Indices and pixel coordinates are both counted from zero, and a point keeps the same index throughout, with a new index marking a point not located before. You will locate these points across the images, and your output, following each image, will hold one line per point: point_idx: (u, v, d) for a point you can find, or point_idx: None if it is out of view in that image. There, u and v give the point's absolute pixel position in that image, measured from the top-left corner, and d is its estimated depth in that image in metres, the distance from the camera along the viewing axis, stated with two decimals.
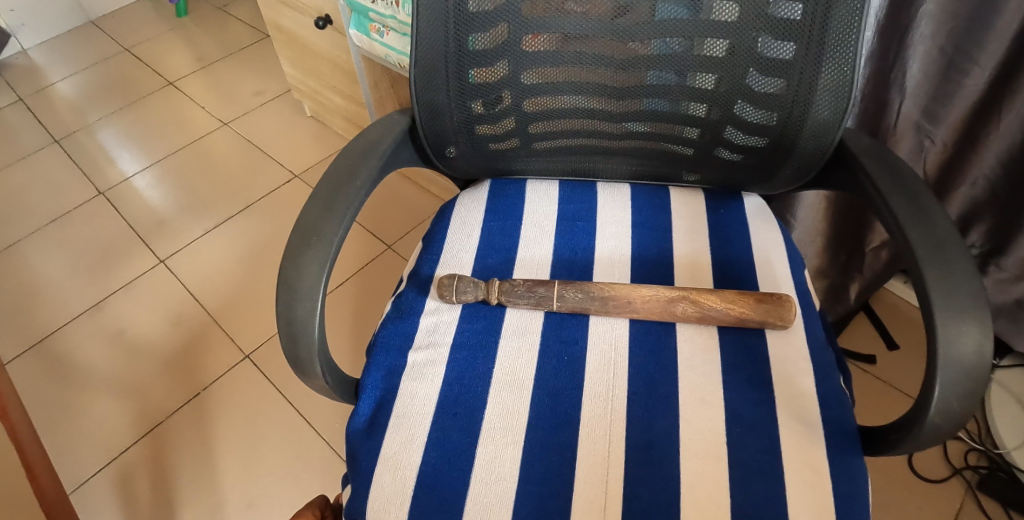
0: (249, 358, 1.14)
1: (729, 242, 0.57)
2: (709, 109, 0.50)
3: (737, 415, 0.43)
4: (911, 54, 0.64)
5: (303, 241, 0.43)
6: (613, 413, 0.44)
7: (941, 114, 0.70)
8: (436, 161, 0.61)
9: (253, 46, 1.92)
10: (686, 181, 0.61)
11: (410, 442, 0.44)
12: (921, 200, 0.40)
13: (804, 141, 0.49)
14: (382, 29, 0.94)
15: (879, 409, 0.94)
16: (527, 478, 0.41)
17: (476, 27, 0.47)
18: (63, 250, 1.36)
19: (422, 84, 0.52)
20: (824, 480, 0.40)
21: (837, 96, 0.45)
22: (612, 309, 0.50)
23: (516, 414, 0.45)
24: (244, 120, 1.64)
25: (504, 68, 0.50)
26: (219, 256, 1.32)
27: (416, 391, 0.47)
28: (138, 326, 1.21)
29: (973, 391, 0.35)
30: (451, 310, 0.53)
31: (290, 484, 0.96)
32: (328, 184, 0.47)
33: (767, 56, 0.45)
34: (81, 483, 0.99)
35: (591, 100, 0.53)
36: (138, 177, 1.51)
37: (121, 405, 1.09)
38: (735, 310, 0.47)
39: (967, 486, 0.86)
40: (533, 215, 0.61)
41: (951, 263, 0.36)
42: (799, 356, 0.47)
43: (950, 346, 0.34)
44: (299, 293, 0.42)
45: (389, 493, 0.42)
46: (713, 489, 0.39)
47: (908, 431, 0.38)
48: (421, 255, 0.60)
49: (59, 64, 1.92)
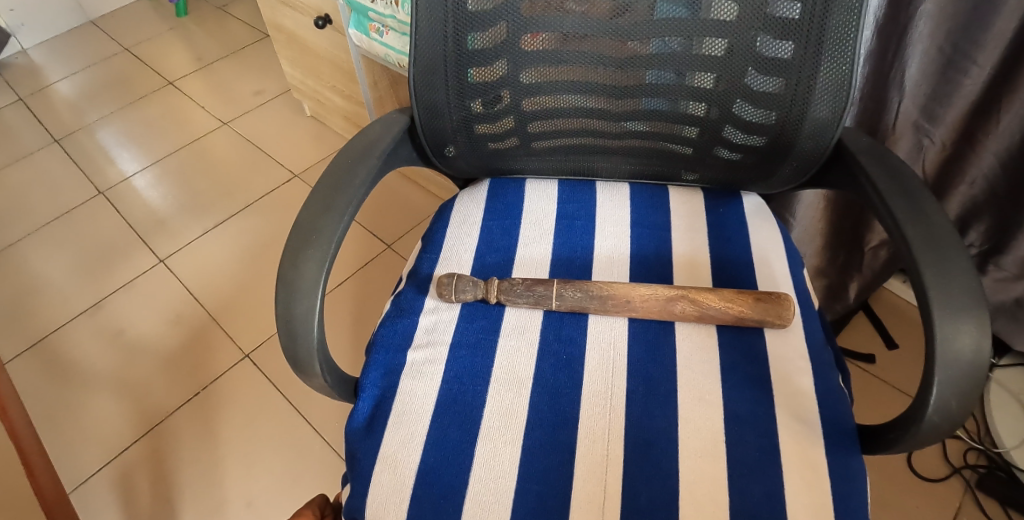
0: (249, 357, 1.14)
1: (728, 241, 0.57)
2: (708, 108, 0.50)
3: (735, 414, 0.43)
4: (910, 54, 0.64)
5: (302, 239, 0.43)
6: (612, 412, 0.44)
7: (940, 113, 0.70)
8: (435, 160, 0.61)
9: (253, 45, 1.92)
10: (685, 180, 0.61)
11: (409, 440, 0.44)
12: (920, 199, 0.40)
13: (803, 140, 0.49)
14: (382, 29, 0.94)
15: (878, 409, 0.94)
16: (526, 475, 0.41)
17: (475, 26, 0.47)
18: (62, 250, 1.36)
19: (421, 84, 0.52)
20: (821, 478, 0.40)
21: (836, 95, 0.45)
22: (611, 307, 0.50)
23: (515, 412, 0.45)
24: (244, 120, 1.64)
25: (504, 67, 0.50)
26: (219, 256, 1.32)
27: (415, 389, 0.47)
28: (138, 326, 1.21)
29: (971, 390, 0.35)
30: (450, 309, 0.53)
31: (289, 483, 0.96)
32: (327, 184, 0.47)
33: (766, 55, 0.45)
34: (80, 482, 0.99)
35: (590, 99, 0.53)
36: (138, 177, 1.51)
37: (121, 405, 1.09)
38: (733, 309, 0.48)
39: (966, 485, 0.86)
40: (532, 214, 0.61)
41: (949, 261, 0.37)
42: (797, 354, 0.47)
43: (948, 344, 0.35)
44: (298, 292, 0.42)
45: (388, 491, 0.42)
46: (711, 488, 0.39)
47: (906, 429, 0.38)
48: (420, 254, 0.60)
49: (59, 64, 1.92)
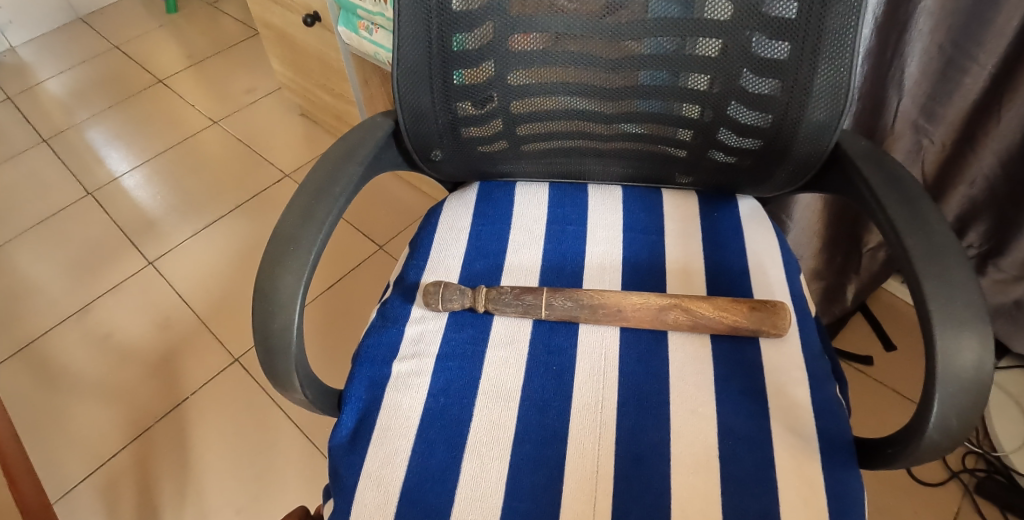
0: (238, 361, 1.12)
1: (722, 246, 0.55)
2: (702, 110, 0.49)
3: (729, 427, 0.42)
4: (910, 52, 0.62)
5: (280, 250, 0.42)
6: (603, 426, 0.43)
7: (939, 112, 0.68)
8: (422, 165, 0.59)
9: (244, 43, 1.90)
10: (680, 182, 0.59)
11: (395, 456, 0.43)
12: (920, 205, 0.39)
13: (799, 143, 0.48)
14: (371, 27, 0.92)
15: (876, 412, 0.93)
16: (513, 493, 0.40)
17: (461, 26, 0.46)
18: (50, 251, 1.35)
19: (405, 86, 0.50)
20: (818, 495, 0.39)
21: (834, 97, 0.44)
22: (601, 317, 0.48)
23: (503, 426, 0.44)
24: (235, 119, 1.62)
25: (491, 68, 0.49)
26: (209, 258, 1.30)
27: (400, 403, 0.46)
28: (126, 329, 1.19)
29: (974, 406, 0.33)
30: (437, 319, 0.52)
31: (278, 489, 0.95)
32: (307, 190, 0.46)
33: (761, 55, 0.43)
34: (67, 490, 0.98)
35: (582, 100, 0.51)
36: (128, 177, 1.49)
37: (109, 410, 1.07)
38: (727, 318, 0.46)
39: (965, 488, 0.85)
40: (521, 218, 0.60)
41: (950, 273, 0.35)
42: (793, 365, 0.45)
43: (950, 360, 0.33)
44: (274, 306, 0.40)
45: (372, 508, 0.41)
46: (704, 505, 0.38)
47: (905, 445, 0.37)
48: (407, 260, 0.59)
49: (46, 62, 1.89)
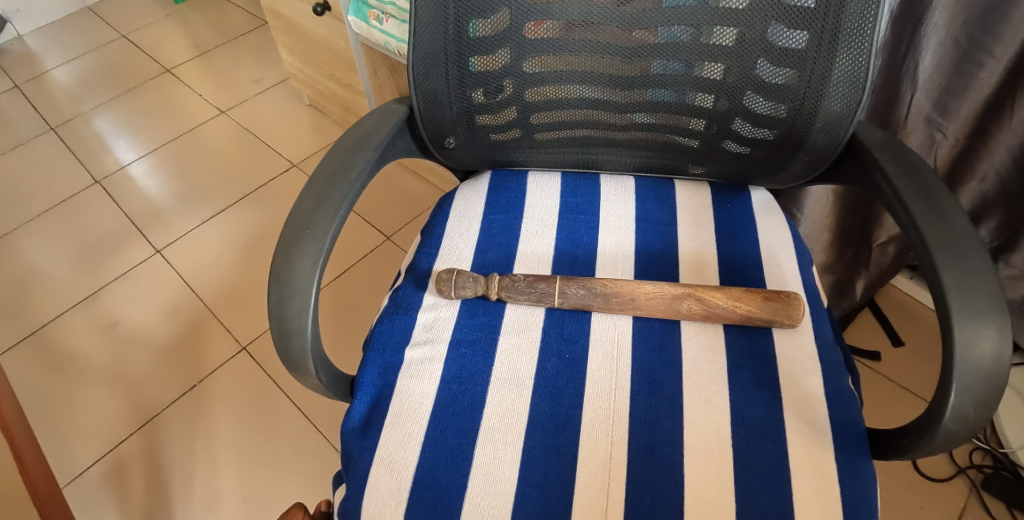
0: (245, 349, 1.13)
1: (735, 236, 0.55)
2: (717, 100, 0.49)
3: (742, 416, 0.42)
4: (925, 46, 0.62)
5: (295, 235, 0.42)
6: (616, 414, 0.43)
7: (953, 106, 0.68)
8: (435, 152, 0.59)
9: (251, 33, 1.89)
10: (692, 173, 0.59)
11: (407, 441, 0.43)
12: (938, 196, 0.39)
13: (815, 134, 0.47)
14: (381, 16, 0.92)
15: (884, 409, 0.93)
16: (527, 479, 0.40)
17: (477, 13, 0.46)
18: (58, 239, 1.35)
19: (420, 72, 0.50)
20: (831, 484, 0.39)
21: (851, 87, 0.43)
22: (615, 305, 0.48)
23: (515, 414, 0.44)
24: (242, 109, 1.62)
25: (506, 56, 0.48)
26: (216, 247, 1.30)
27: (413, 389, 0.46)
28: (134, 317, 1.20)
29: (990, 397, 0.33)
30: (450, 306, 0.52)
31: (284, 478, 0.96)
32: (322, 175, 0.46)
33: (778, 44, 0.43)
34: (75, 476, 0.99)
35: (597, 89, 0.51)
36: (135, 165, 1.50)
37: (116, 397, 1.08)
38: (741, 307, 0.46)
39: (971, 485, 0.86)
40: (533, 208, 0.60)
41: (969, 263, 0.35)
42: (806, 356, 0.45)
43: (968, 349, 0.33)
44: (290, 290, 0.40)
45: (385, 493, 0.41)
46: (716, 493, 0.38)
47: (919, 436, 0.37)
48: (419, 248, 0.59)
49: (54, 51, 1.89)
